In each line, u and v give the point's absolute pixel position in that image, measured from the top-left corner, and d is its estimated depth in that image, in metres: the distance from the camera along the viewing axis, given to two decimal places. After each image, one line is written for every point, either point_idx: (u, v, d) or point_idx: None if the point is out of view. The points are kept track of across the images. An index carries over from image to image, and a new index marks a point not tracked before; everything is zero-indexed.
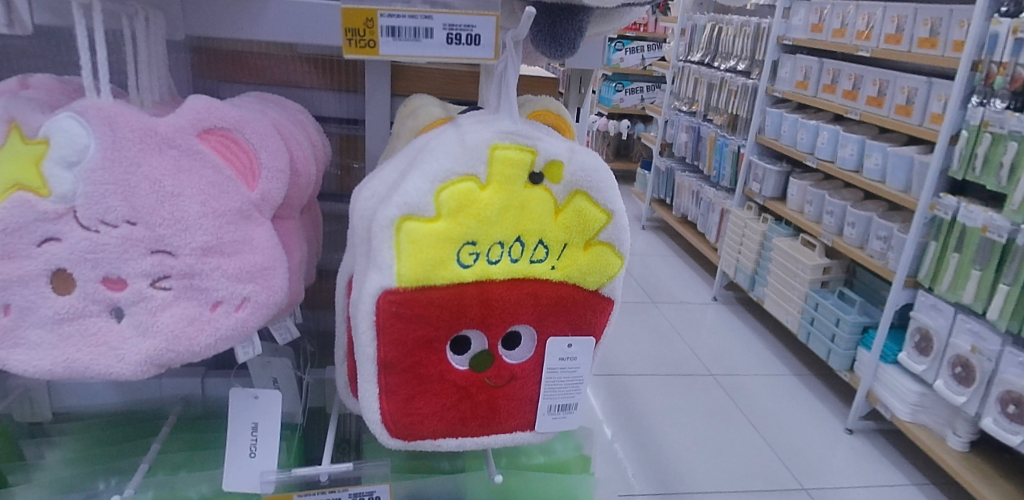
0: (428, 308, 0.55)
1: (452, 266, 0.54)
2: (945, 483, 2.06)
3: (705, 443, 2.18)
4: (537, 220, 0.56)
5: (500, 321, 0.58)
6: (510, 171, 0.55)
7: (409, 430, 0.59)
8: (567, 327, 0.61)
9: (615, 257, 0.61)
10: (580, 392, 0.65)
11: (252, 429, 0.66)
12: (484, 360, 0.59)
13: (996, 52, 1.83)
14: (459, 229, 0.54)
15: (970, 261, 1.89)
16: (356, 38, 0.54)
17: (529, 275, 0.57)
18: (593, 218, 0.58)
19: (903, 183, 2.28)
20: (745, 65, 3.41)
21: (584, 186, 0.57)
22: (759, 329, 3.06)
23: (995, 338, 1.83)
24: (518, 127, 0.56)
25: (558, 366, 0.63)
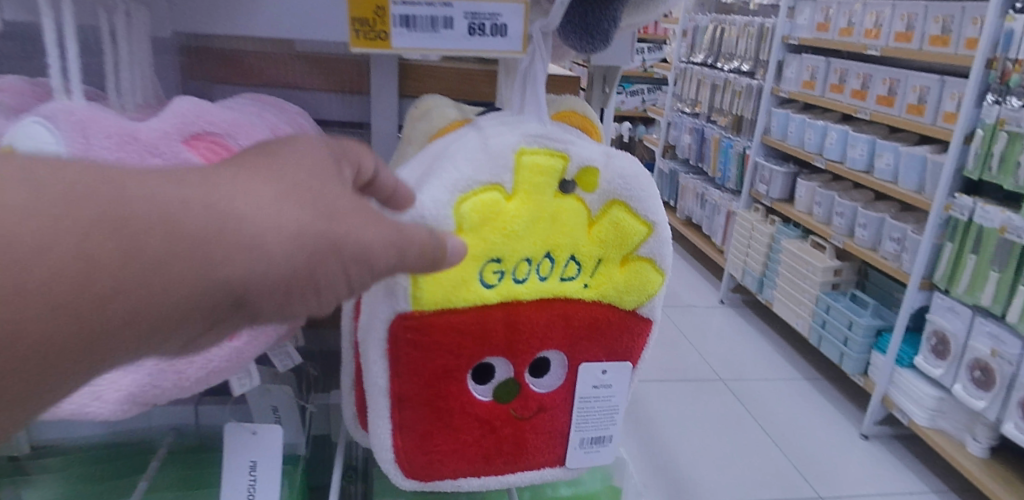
0: (448, 332, 0.53)
1: (475, 287, 0.52)
2: (965, 491, 2.01)
3: (718, 453, 2.12)
4: (569, 233, 0.55)
5: (528, 347, 0.56)
6: (539, 179, 0.52)
7: (428, 471, 0.57)
8: (600, 352, 0.60)
9: (655, 273, 0.60)
10: (614, 423, 0.64)
11: (250, 468, 0.63)
12: (509, 389, 0.57)
13: (1011, 50, 1.79)
14: (483, 246, 0.52)
15: (988, 262, 1.84)
16: (364, 29, 0.50)
17: (560, 295, 0.56)
18: (631, 230, 0.57)
19: (916, 183, 2.24)
20: (749, 65, 3.37)
21: (621, 196, 0.55)
22: (768, 333, 3.02)
23: (1015, 342, 1.78)
24: (548, 128, 0.53)
25: (592, 394, 0.62)
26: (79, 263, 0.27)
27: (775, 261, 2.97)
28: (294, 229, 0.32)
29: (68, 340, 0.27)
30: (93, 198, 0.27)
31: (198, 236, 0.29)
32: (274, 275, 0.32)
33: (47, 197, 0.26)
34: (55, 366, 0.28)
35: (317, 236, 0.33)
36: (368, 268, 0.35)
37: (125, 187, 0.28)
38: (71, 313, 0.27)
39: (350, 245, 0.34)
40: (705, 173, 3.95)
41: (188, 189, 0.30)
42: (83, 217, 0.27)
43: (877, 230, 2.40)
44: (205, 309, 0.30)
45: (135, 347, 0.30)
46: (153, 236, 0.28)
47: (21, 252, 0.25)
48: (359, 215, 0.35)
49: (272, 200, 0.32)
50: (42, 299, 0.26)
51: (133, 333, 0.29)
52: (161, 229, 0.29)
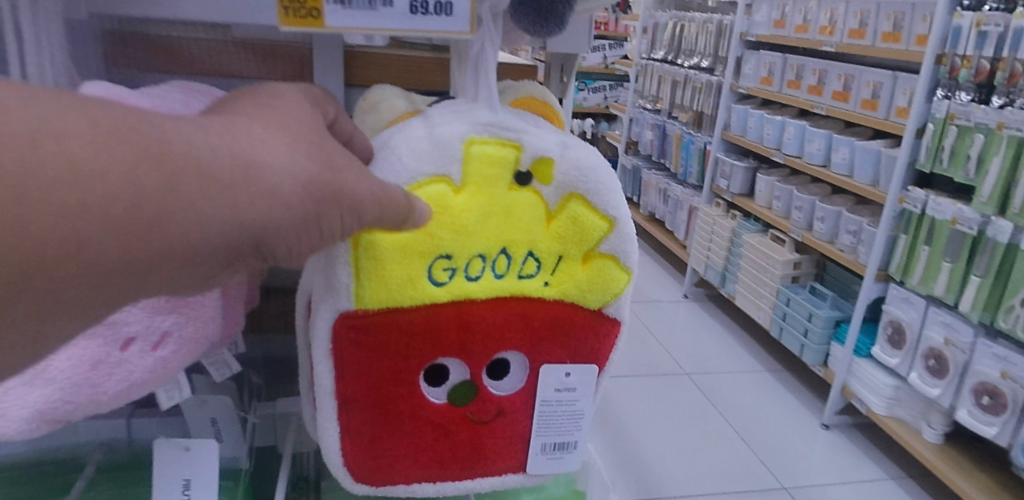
0: (395, 333, 0.51)
1: (422, 284, 0.51)
2: (920, 476, 2.06)
3: (682, 445, 2.14)
4: (523, 228, 0.53)
5: (484, 349, 0.54)
6: (489, 171, 0.51)
7: (378, 474, 0.56)
8: (564, 354, 0.58)
9: (621, 272, 0.58)
10: (579, 429, 0.63)
11: (184, 487, 0.64)
12: (464, 392, 0.56)
13: (960, 45, 1.83)
14: (432, 243, 0.50)
15: (941, 253, 1.88)
16: (294, 7, 0.46)
17: (518, 293, 0.55)
18: (591, 225, 0.55)
19: (871, 176, 2.28)
20: (709, 62, 3.40)
21: (578, 189, 0.54)
22: (731, 326, 3.06)
23: (968, 330, 1.83)
24: (500, 116, 0.51)
25: (554, 398, 0.59)
26: (128, 188, 0.30)
27: (736, 255, 3.01)
28: (304, 177, 0.37)
29: (115, 260, 0.31)
30: (140, 136, 0.31)
31: (225, 178, 0.34)
32: (284, 220, 0.36)
33: (104, 132, 0.30)
34: (99, 283, 0.32)
35: (319, 189, 0.38)
36: (355, 220, 0.40)
37: (165, 131, 0.32)
38: (119, 236, 0.31)
39: (346, 197, 0.39)
40: (667, 169, 3.98)
41: (214, 138, 0.34)
42: (132, 152, 0.31)
43: (835, 223, 2.45)
44: (226, 248, 0.35)
45: (165, 277, 0.34)
46: (191, 173, 0.32)
47: (84, 176, 0.29)
48: (351, 174, 0.40)
49: (282, 153, 0.37)
50: (102, 216, 0.30)
51: (167, 261, 0.33)
52: (195, 169, 0.33)
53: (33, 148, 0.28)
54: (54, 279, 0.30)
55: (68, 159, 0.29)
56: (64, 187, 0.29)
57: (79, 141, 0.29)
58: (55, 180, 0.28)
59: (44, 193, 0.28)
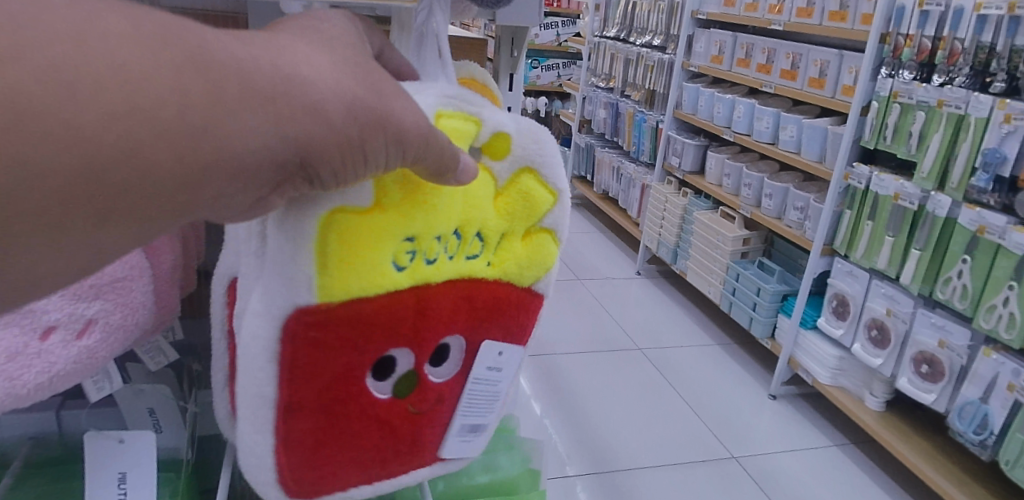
0: (350, 326, 0.48)
1: (389, 271, 0.49)
2: (860, 443, 2.15)
3: (634, 418, 2.18)
4: (479, 206, 0.54)
5: (429, 336, 0.54)
6: (456, 144, 0.50)
7: (316, 485, 0.53)
8: (497, 334, 0.60)
9: (552, 244, 0.61)
10: (490, 412, 0.64)
11: (120, 481, 0.60)
12: (407, 382, 0.54)
13: (903, 25, 1.88)
14: (400, 224, 0.48)
15: (884, 227, 1.94)
16: None
17: (468, 275, 0.55)
18: (541, 199, 0.58)
19: (817, 153, 2.33)
20: (661, 40, 3.41)
21: (531, 164, 0.56)
22: (682, 302, 3.11)
23: (908, 301, 1.90)
24: (461, 93, 0.51)
25: (483, 376, 0.61)
26: (171, 94, 0.31)
27: (687, 232, 3.05)
28: (349, 99, 0.37)
29: (167, 173, 0.32)
30: (184, 45, 0.32)
31: (267, 89, 0.34)
32: (324, 137, 0.36)
33: (143, 37, 0.31)
34: (155, 194, 0.32)
35: (362, 108, 0.37)
36: (395, 147, 0.40)
37: (204, 39, 0.33)
38: (165, 143, 0.31)
39: (388, 124, 0.39)
40: (620, 147, 3.99)
41: (258, 53, 0.35)
42: (170, 57, 0.31)
43: (782, 200, 2.49)
44: (270, 162, 0.35)
45: (215, 193, 0.34)
46: (234, 82, 0.33)
47: (130, 79, 0.30)
48: (397, 101, 0.40)
49: (325, 74, 0.37)
50: (149, 121, 0.31)
51: (220, 176, 0.34)
52: (239, 78, 0.33)
53: (80, 48, 0.29)
54: (104, 187, 0.31)
55: (115, 64, 0.30)
56: (111, 88, 0.30)
57: (120, 45, 0.30)
58: (104, 80, 0.29)
59: (96, 94, 0.29)
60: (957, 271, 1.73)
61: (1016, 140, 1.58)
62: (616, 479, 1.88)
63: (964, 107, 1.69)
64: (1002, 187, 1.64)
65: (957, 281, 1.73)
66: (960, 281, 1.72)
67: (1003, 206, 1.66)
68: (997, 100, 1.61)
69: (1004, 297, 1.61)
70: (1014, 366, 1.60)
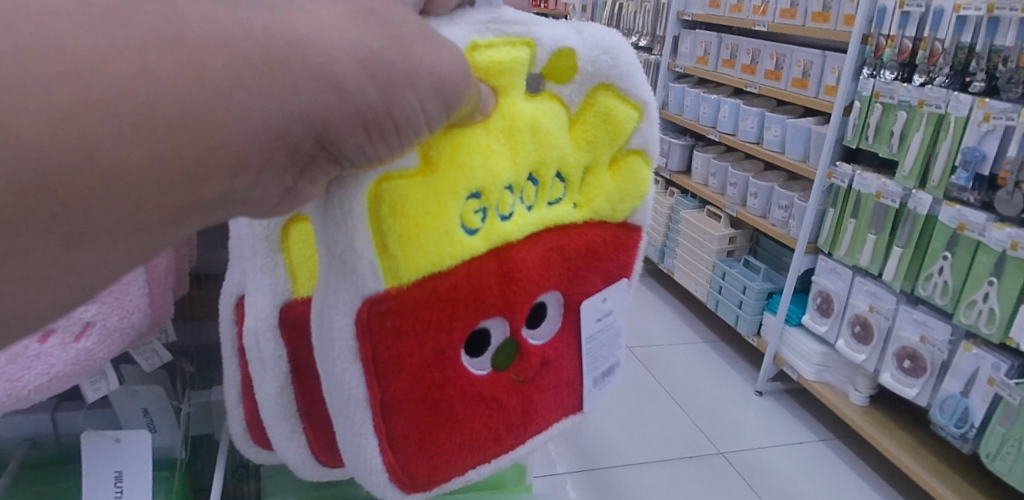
0: (438, 302, 0.44)
1: (460, 232, 0.45)
2: (846, 437, 2.18)
3: (624, 416, 2.19)
4: (550, 146, 0.50)
5: (523, 297, 0.50)
6: (506, 76, 0.46)
7: (433, 476, 0.48)
8: (597, 280, 0.58)
9: (644, 166, 0.59)
10: (614, 352, 0.64)
11: (116, 480, 0.61)
12: (507, 346, 0.52)
13: (884, 26, 1.91)
14: (461, 182, 0.44)
15: (867, 225, 1.97)
16: None
17: (553, 222, 0.52)
18: (621, 117, 0.55)
19: (802, 152, 2.36)
20: (647, 41, 3.43)
21: (605, 79, 0.53)
22: (670, 300, 3.13)
23: (890, 297, 1.93)
24: (508, 13, 0.45)
25: (595, 326, 0.60)
26: (138, 81, 0.28)
27: (674, 231, 3.07)
28: (361, 56, 0.32)
29: (151, 169, 0.29)
30: (154, 18, 0.28)
31: (261, 58, 0.30)
32: (338, 108, 0.32)
33: (97, 18, 0.28)
34: (145, 196, 0.29)
35: (377, 67, 0.33)
36: (423, 106, 0.35)
37: (177, 6, 0.29)
38: (145, 138, 0.28)
39: (409, 74, 0.34)
40: None
41: (249, 14, 0.30)
42: (132, 38, 0.28)
43: (767, 199, 2.52)
44: (280, 143, 0.32)
45: (221, 188, 0.31)
46: (217, 55, 0.29)
47: (83, 69, 0.27)
48: (422, 57, 0.35)
49: (327, 32, 0.32)
50: (112, 111, 0.27)
51: (216, 168, 0.30)
52: (222, 53, 0.29)
53: (18, 34, 0.26)
54: (75, 190, 0.28)
55: (61, 50, 0.27)
56: (59, 83, 0.27)
57: (74, 29, 0.27)
58: (49, 69, 0.26)
59: (43, 85, 0.26)
60: (939, 267, 1.77)
61: (995, 139, 1.61)
62: (605, 477, 1.90)
63: (945, 106, 1.72)
64: (981, 184, 1.67)
65: (938, 277, 1.76)
66: (942, 277, 1.76)
67: (982, 204, 1.69)
68: (977, 99, 1.64)
69: (985, 292, 1.65)
70: (994, 360, 1.64)
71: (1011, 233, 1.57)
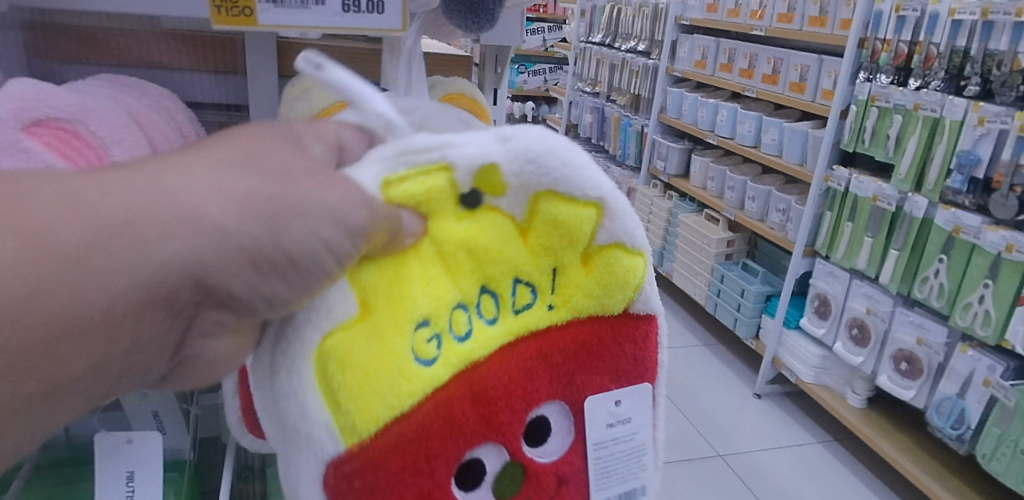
0: (410, 446, 0.41)
1: (414, 368, 0.41)
2: (844, 439, 2.19)
3: None
4: (498, 257, 0.46)
5: (508, 417, 0.46)
6: (434, 202, 0.43)
7: None
8: (606, 381, 0.52)
9: (631, 256, 0.50)
10: (642, 469, 0.55)
11: (127, 480, 0.61)
12: (507, 473, 0.47)
13: (880, 30, 1.92)
14: (404, 314, 0.42)
15: (863, 228, 1.98)
16: (226, 7, 0.49)
17: (523, 330, 0.47)
18: (576, 219, 0.47)
19: (799, 156, 2.37)
20: (645, 46, 3.45)
21: (541, 186, 0.45)
22: (668, 303, 3.15)
23: (887, 300, 1.95)
24: (415, 138, 0.41)
25: (609, 436, 0.52)
26: None
27: (672, 234, 3.08)
28: (240, 197, 0.30)
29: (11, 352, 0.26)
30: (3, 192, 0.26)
31: (123, 218, 0.28)
32: (219, 251, 0.30)
33: None
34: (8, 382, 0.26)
35: (258, 200, 0.31)
36: (321, 237, 0.33)
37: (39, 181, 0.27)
38: None
39: (293, 207, 0.32)
40: (606, 151, 4.04)
41: (118, 175, 0.29)
42: None
43: (765, 202, 2.53)
44: (153, 299, 0.29)
45: (90, 360, 0.29)
46: (74, 222, 0.26)
47: None
48: (306, 184, 0.33)
49: (203, 180, 0.30)
50: None
51: (82, 340, 0.28)
52: (75, 223, 0.26)
53: None
54: None
55: None
56: None
57: None
58: None
59: None
60: (934, 270, 1.78)
61: (990, 143, 1.62)
62: None
63: (940, 110, 1.74)
64: (976, 187, 1.69)
65: (935, 280, 1.77)
66: (937, 280, 1.77)
67: (978, 206, 1.70)
68: (971, 103, 1.65)
69: (980, 295, 1.65)
70: (989, 362, 1.64)
71: (1006, 236, 1.58)
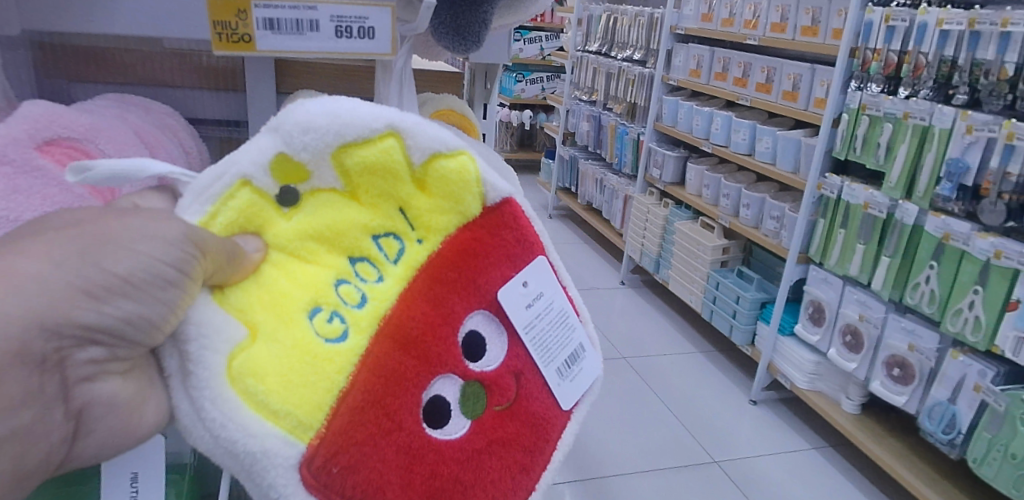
0: (363, 412, 0.44)
1: (317, 347, 0.43)
2: (839, 445, 2.20)
3: (620, 426, 2.21)
4: (346, 224, 0.47)
5: (428, 346, 0.47)
6: (258, 215, 0.45)
7: None
8: (507, 270, 0.52)
9: (458, 156, 0.50)
10: (571, 330, 0.57)
11: (132, 481, 0.51)
12: (468, 395, 0.49)
13: (871, 40, 1.94)
14: (281, 313, 0.43)
15: (856, 235, 2.01)
16: (225, 32, 0.52)
17: (408, 270, 0.48)
18: (388, 156, 0.47)
19: (792, 164, 2.40)
20: (641, 54, 3.48)
21: (334, 143, 0.45)
22: (665, 310, 3.16)
23: (879, 306, 1.97)
24: (201, 178, 0.44)
25: (531, 317, 0.53)
26: None
27: (669, 242, 3.10)
28: (41, 248, 0.33)
29: None
30: None
31: None
32: (50, 291, 0.32)
33: None
34: None
35: (64, 241, 0.33)
36: (145, 254, 0.35)
37: None
38: None
39: (98, 231, 0.34)
40: (603, 160, 4.06)
41: None
42: None
43: (759, 209, 2.55)
44: (9, 353, 0.30)
45: None
46: None
47: None
48: (113, 221, 0.36)
49: (14, 248, 0.32)
50: None
51: None
52: None
53: None
54: None
55: None
56: None
57: None
58: None
59: None
60: (925, 276, 1.80)
61: (978, 151, 1.65)
62: (602, 487, 1.92)
63: (929, 119, 1.77)
64: (965, 194, 1.70)
65: (926, 286, 1.79)
66: (928, 286, 1.78)
67: (967, 213, 1.72)
68: (960, 112, 1.67)
69: (970, 301, 1.67)
70: (980, 367, 1.66)
71: (994, 243, 1.60)
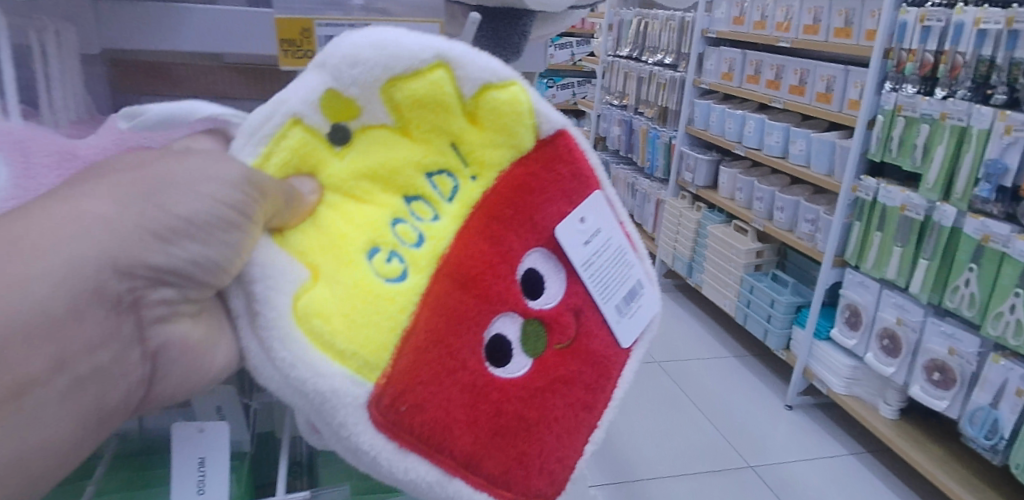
0: (428, 351, 0.48)
1: (378, 286, 0.48)
2: (878, 450, 2.17)
3: (653, 429, 2.22)
4: (399, 161, 0.51)
5: (488, 280, 0.52)
6: (312, 154, 0.49)
7: (555, 472, 0.55)
8: (563, 204, 0.57)
9: (505, 88, 0.53)
10: (630, 266, 0.62)
11: (199, 464, 0.57)
12: (531, 331, 0.55)
13: (905, 40, 1.92)
14: (340, 253, 0.47)
15: (891, 238, 1.98)
16: (291, 49, 0.58)
17: (464, 209, 0.53)
18: (438, 93, 0.51)
19: (827, 166, 2.38)
20: (672, 59, 3.48)
21: (382, 79, 0.49)
22: (699, 314, 3.15)
23: (917, 310, 1.94)
24: (251, 117, 0.47)
25: (590, 248, 0.58)
26: None
27: (702, 245, 3.10)
28: (110, 193, 0.38)
29: None
30: None
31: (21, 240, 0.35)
32: (117, 231, 0.37)
33: None
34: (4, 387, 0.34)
35: (127, 186, 0.39)
36: (202, 193, 0.41)
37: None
38: None
39: (157, 175, 0.40)
40: (635, 164, 4.06)
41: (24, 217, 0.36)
42: None
43: (794, 212, 2.53)
44: (86, 289, 0.36)
45: (51, 358, 0.35)
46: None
47: None
48: (172, 162, 0.41)
49: (89, 190, 0.38)
50: None
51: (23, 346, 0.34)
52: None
53: None
54: None
55: None
56: None
57: None
58: None
59: None
60: (965, 279, 1.77)
61: (1017, 152, 1.62)
62: (636, 490, 1.93)
63: (967, 120, 1.74)
64: (1004, 196, 1.67)
65: (965, 289, 1.76)
66: (968, 289, 1.75)
67: (1007, 215, 1.69)
68: (998, 112, 1.65)
69: (1011, 304, 1.64)
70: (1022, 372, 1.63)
71: None
